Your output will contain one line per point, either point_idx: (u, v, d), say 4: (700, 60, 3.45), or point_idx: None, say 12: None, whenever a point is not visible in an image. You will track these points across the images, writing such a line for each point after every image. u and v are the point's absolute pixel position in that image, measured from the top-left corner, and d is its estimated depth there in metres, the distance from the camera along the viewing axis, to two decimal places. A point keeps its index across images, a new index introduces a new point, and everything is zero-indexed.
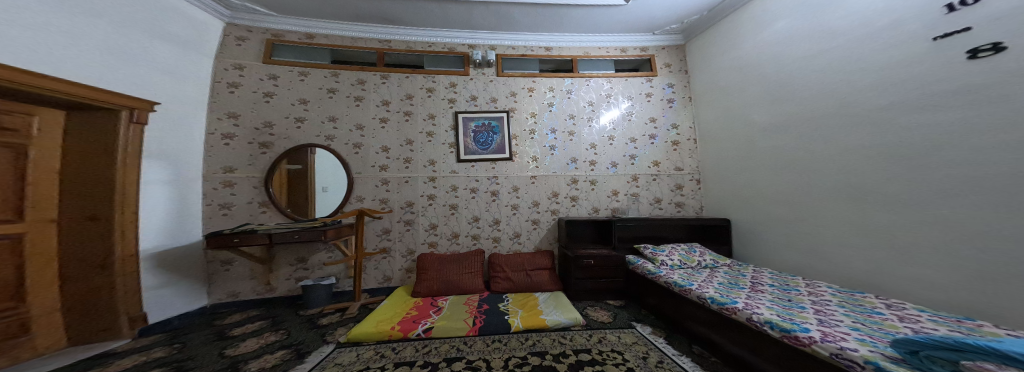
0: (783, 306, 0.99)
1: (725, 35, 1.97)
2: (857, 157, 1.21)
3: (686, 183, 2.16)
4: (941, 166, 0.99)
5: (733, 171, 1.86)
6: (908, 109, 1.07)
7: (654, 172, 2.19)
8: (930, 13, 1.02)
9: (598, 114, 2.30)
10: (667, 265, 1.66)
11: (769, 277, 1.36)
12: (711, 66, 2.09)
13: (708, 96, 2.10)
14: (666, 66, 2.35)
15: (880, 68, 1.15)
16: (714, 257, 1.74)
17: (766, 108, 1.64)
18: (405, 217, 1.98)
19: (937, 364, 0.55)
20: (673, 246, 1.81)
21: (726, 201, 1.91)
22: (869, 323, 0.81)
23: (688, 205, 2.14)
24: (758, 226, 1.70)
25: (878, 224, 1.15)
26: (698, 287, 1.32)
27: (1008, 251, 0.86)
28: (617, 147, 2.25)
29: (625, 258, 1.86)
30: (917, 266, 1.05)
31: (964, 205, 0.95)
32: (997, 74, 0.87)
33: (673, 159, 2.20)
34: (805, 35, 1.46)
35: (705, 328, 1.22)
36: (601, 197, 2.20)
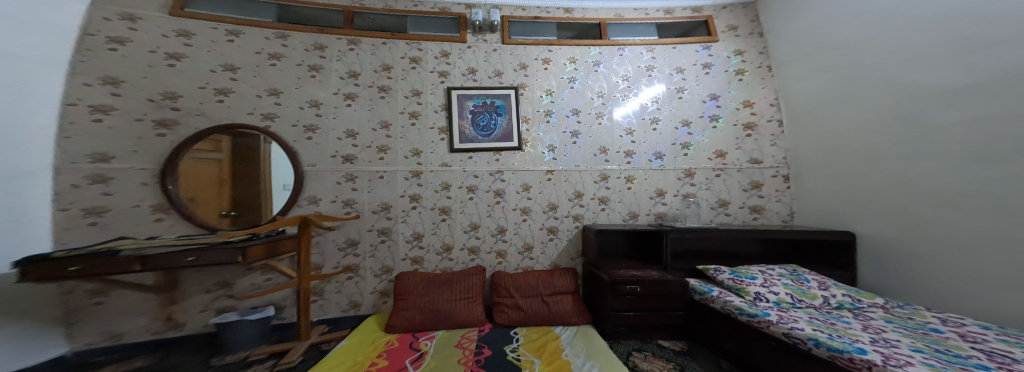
0: None
1: None
2: None
3: (767, 179, 1.62)
4: None
5: (857, 161, 1.29)
6: None
7: (716, 165, 1.65)
8: None
9: (635, 91, 1.75)
10: (769, 302, 1.09)
11: (993, 333, 0.76)
12: (810, 16, 1.50)
13: (810, 59, 1.51)
14: (730, 29, 1.78)
15: None
16: (851, 292, 1.11)
17: (919, 55, 1.06)
18: (381, 224, 1.53)
19: None
20: (765, 270, 1.25)
21: (842, 204, 1.35)
22: None
23: (769, 210, 1.60)
24: (903, 240, 1.13)
25: None
26: (886, 359, 0.69)
27: None
28: (664, 133, 1.70)
29: (687, 283, 1.27)
30: None
31: None
32: None
33: (746, 148, 1.66)
34: None
35: None
36: (643, 199, 1.63)
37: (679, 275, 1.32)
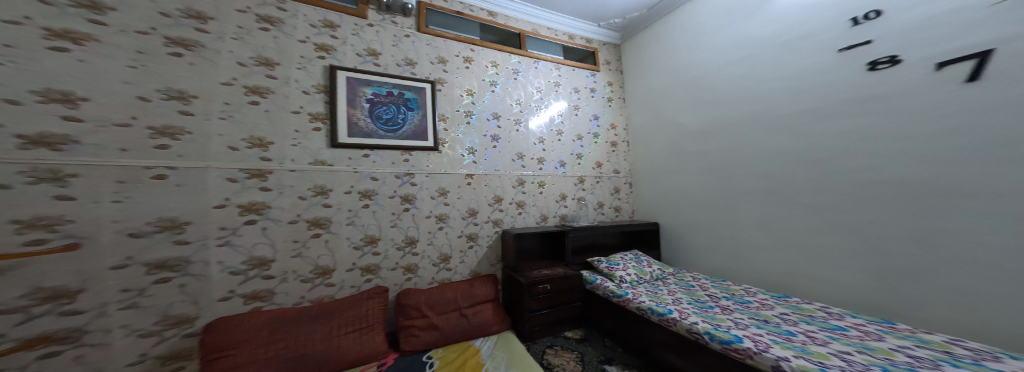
0: (779, 335, 0.97)
1: (652, 41, 2.10)
2: (773, 162, 1.38)
3: (621, 185, 2.20)
4: (847, 172, 1.14)
5: (660, 182, 2.00)
6: (820, 117, 1.22)
7: (597, 174, 2.06)
8: (839, 26, 1.18)
9: (545, 105, 1.89)
10: (626, 281, 1.52)
11: (712, 286, 1.50)
12: (646, 69, 2.13)
13: (640, 98, 2.17)
14: (605, 62, 2.30)
15: (803, 74, 1.29)
16: (660, 266, 1.76)
17: (697, 107, 1.75)
18: (156, 252, 0.99)
19: None
20: (623, 257, 1.73)
21: (655, 207, 2.03)
22: (869, 351, 0.83)
23: (624, 209, 2.20)
24: (680, 229, 1.87)
25: (779, 222, 1.37)
26: (680, 315, 1.14)
27: (899, 251, 1.02)
28: (565, 143, 1.93)
29: (582, 275, 1.57)
30: (824, 269, 1.22)
31: (859, 208, 1.11)
32: (887, 86, 1.04)
33: (613, 161, 2.17)
34: (732, 47, 1.59)
35: (677, 358, 1.11)
36: (551, 203, 1.82)
37: (576, 269, 1.60)
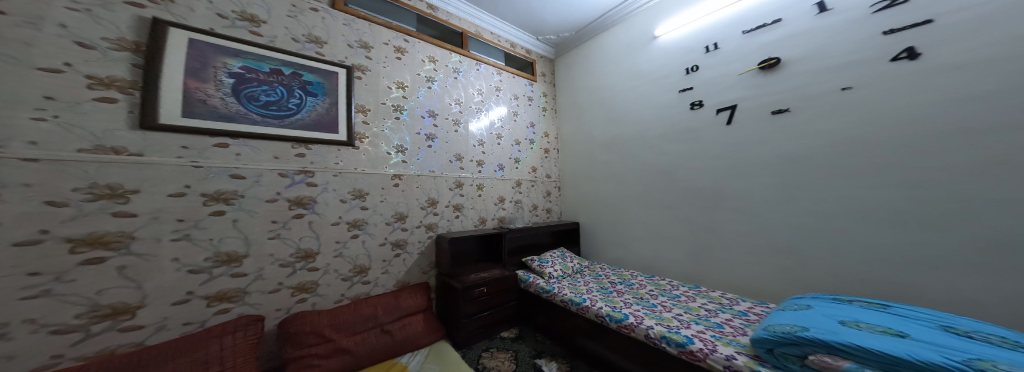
0: (647, 308, 1.33)
1: (574, 61, 2.50)
2: (645, 174, 1.88)
3: (553, 190, 2.40)
4: (681, 184, 1.70)
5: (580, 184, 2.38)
6: (667, 143, 1.78)
7: (532, 178, 2.18)
8: (676, 74, 1.76)
9: (487, 108, 1.92)
10: (553, 277, 1.65)
11: (612, 273, 1.90)
12: (569, 85, 2.53)
13: (568, 111, 2.50)
14: (543, 74, 2.51)
15: (662, 105, 1.82)
16: (580, 261, 2.06)
17: (608, 126, 2.16)
18: None
19: (789, 359, 0.78)
20: (553, 255, 1.86)
21: (578, 208, 2.34)
22: (692, 311, 1.26)
23: (555, 212, 2.44)
24: (596, 228, 2.21)
25: (648, 217, 1.86)
26: (591, 302, 1.33)
27: (703, 235, 1.59)
28: (503, 147, 1.98)
29: (517, 276, 1.62)
30: (671, 252, 1.74)
31: (687, 208, 1.66)
32: (693, 122, 1.66)
33: (546, 166, 2.36)
34: (620, 75, 2.11)
35: (591, 341, 1.29)
36: (490, 206, 1.84)
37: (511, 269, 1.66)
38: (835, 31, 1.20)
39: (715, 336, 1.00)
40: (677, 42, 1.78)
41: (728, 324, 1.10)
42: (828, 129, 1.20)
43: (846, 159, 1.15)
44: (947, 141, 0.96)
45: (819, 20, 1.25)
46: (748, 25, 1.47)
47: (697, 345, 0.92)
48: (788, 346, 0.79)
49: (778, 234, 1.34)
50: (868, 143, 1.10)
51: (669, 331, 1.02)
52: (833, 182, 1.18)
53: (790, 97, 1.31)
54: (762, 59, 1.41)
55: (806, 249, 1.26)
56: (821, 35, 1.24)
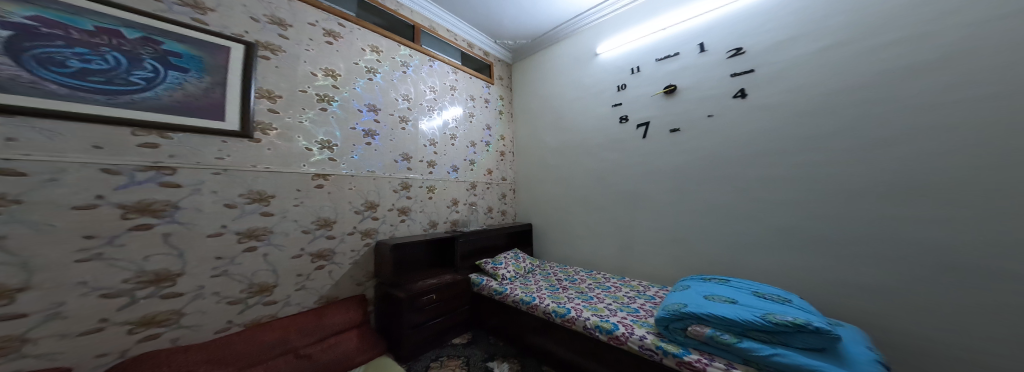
0: (587, 302, 1.91)
1: (534, 68, 3.05)
2: (585, 193, 2.55)
3: (506, 191, 2.83)
4: (609, 201, 2.35)
5: (538, 185, 2.90)
6: (600, 165, 2.43)
7: (488, 180, 2.54)
8: (611, 89, 2.37)
9: (439, 107, 2.21)
10: (506, 278, 2.02)
11: (559, 271, 2.48)
12: (531, 91, 3.11)
13: (522, 116, 3.11)
14: (498, 77, 3.17)
15: (600, 117, 2.44)
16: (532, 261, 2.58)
17: (559, 144, 2.80)
18: None
19: (677, 330, 1.24)
20: (507, 256, 2.30)
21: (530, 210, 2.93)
22: (616, 301, 1.83)
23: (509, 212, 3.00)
24: (547, 227, 2.82)
25: (588, 214, 2.49)
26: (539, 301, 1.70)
27: (621, 232, 2.26)
28: (447, 156, 2.23)
29: (470, 279, 1.87)
30: (601, 248, 2.38)
31: (611, 216, 2.33)
32: (616, 135, 2.32)
33: (500, 168, 2.72)
34: (572, 84, 2.67)
35: (545, 338, 1.70)
36: (438, 207, 2.13)
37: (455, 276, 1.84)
38: (703, 67, 1.86)
39: (632, 320, 1.46)
40: (613, 63, 2.38)
41: (642, 308, 1.66)
42: (690, 148, 1.89)
43: (694, 187, 1.86)
44: (753, 169, 1.65)
45: (701, 56, 1.87)
46: (658, 54, 2.10)
47: (619, 331, 1.34)
48: (678, 321, 1.25)
49: (658, 229, 2.04)
50: (702, 169, 1.84)
51: (600, 321, 1.43)
52: (684, 199, 1.90)
53: (681, 119, 1.94)
54: (666, 85, 2.04)
55: (678, 242, 1.93)
56: (699, 70, 1.87)
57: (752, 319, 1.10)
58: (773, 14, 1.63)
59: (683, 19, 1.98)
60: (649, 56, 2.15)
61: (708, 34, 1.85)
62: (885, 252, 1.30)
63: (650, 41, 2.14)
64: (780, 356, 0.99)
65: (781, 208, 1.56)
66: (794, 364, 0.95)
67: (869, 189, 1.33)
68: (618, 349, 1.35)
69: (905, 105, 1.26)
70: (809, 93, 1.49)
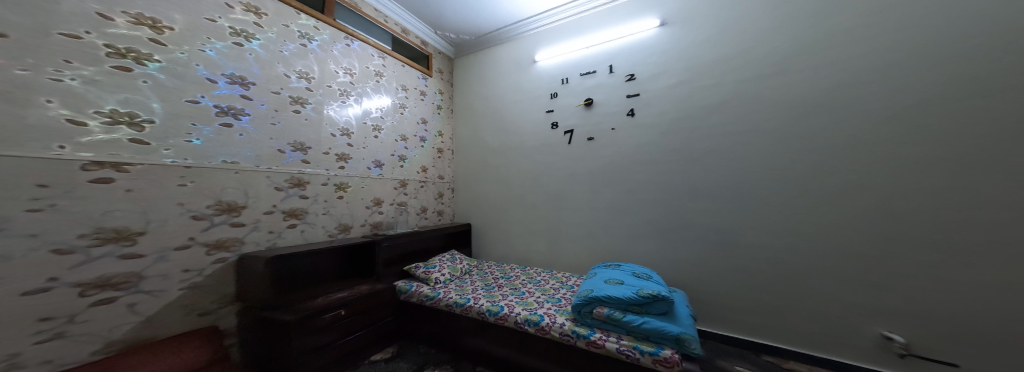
0: (518, 296, 1.99)
1: (477, 68, 3.33)
2: (519, 196, 2.87)
3: (445, 191, 3.10)
4: (539, 206, 2.75)
5: (478, 184, 3.13)
6: (532, 173, 2.80)
7: (421, 178, 2.78)
8: (545, 97, 2.78)
9: (361, 96, 2.23)
10: (439, 282, 2.02)
11: (496, 269, 2.57)
12: (472, 89, 3.32)
13: (463, 114, 3.35)
14: (438, 70, 3.25)
15: (533, 122, 2.84)
16: (468, 261, 2.59)
17: (498, 148, 3.05)
18: None
19: (586, 313, 1.66)
20: (442, 260, 2.29)
21: (468, 209, 3.16)
22: (543, 292, 2.07)
23: (446, 212, 3.13)
24: (486, 227, 3.06)
25: (522, 212, 2.85)
26: (473, 301, 1.87)
27: (549, 229, 2.68)
28: (363, 152, 2.24)
29: (396, 286, 1.93)
30: (535, 245, 2.76)
31: (541, 216, 2.74)
32: (544, 140, 2.76)
33: (439, 167, 3.03)
34: (512, 88, 3.01)
35: (475, 337, 1.83)
36: (359, 210, 2.19)
37: (365, 287, 1.71)
38: (608, 86, 2.46)
39: (556, 309, 1.81)
40: (547, 71, 2.80)
41: (563, 297, 1.97)
42: (603, 154, 2.45)
43: (602, 192, 2.44)
44: (636, 178, 2.28)
45: (610, 76, 2.45)
46: (580, 70, 2.61)
47: (545, 322, 1.63)
48: (587, 305, 1.67)
49: (577, 224, 2.54)
50: (607, 177, 2.42)
51: (529, 315, 1.70)
52: (596, 201, 2.46)
53: (595, 130, 2.50)
54: (586, 98, 2.56)
55: (592, 235, 2.47)
56: (606, 87, 2.47)
57: (632, 297, 1.57)
58: (656, 49, 2.26)
59: (601, 41, 2.52)
60: (575, 70, 2.64)
61: (615, 58, 2.45)
62: (704, 235, 2.01)
63: (577, 57, 2.64)
64: (645, 323, 1.47)
65: (652, 207, 2.21)
66: (652, 327, 1.43)
67: (695, 193, 2.05)
68: (543, 337, 1.64)
69: (710, 133, 2.02)
70: (667, 117, 2.18)
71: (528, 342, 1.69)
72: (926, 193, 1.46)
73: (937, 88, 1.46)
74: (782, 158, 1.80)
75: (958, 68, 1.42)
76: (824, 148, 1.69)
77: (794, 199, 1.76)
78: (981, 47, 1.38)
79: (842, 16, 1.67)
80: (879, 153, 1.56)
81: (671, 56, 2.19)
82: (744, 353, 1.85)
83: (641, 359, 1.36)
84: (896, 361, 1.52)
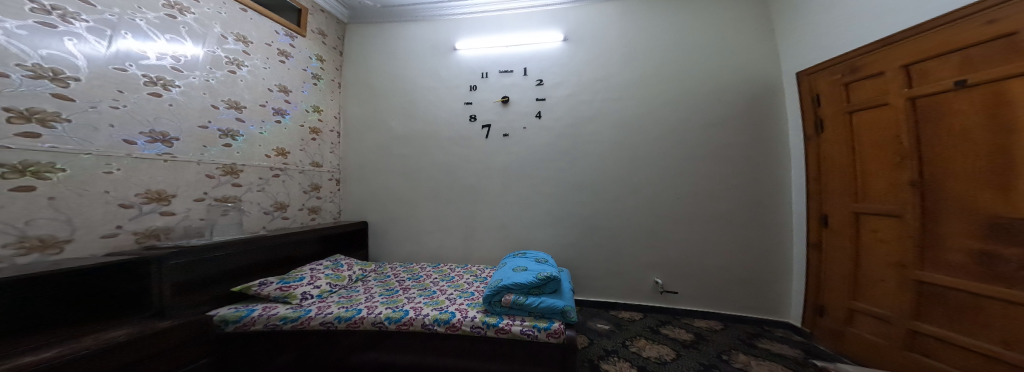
0: (428, 296, 1.77)
1: (379, 42, 2.85)
2: (427, 188, 2.62)
3: (322, 183, 2.63)
4: (448, 200, 2.59)
5: (376, 176, 2.71)
6: (444, 164, 2.61)
7: (278, 164, 2.24)
8: (461, 87, 2.64)
9: (138, 33, 1.49)
10: (311, 296, 1.65)
11: (402, 271, 2.21)
12: (370, 63, 2.85)
13: (355, 90, 2.85)
14: (317, 30, 2.62)
15: (443, 111, 2.65)
16: (361, 266, 2.17)
17: (405, 136, 2.69)
18: None
19: (494, 303, 1.63)
20: (318, 270, 1.89)
21: (362, 205, 2.73)
22: (456, 288, 1.92)
23: (325, 210, 2.65)
24: (387, 226, 2.67)
25: (433, 206, 2.60)
26: (366, 311, 1.55)
27: (461, 223, 2.56)
28: (104, 115, 1.36)
29: (215, 318, 1.44)
30: (447, 241, 2.57)
31: (452, 208, 2.58)
32: (457, 133, 2.61)
33: (313, 152, 2.54)
34: (426, 72, 2.72)
35: (366, 353, 1.51)
36: (99, 209, 1.35)
37: (117, 334, 1.10)
38: (518, 88, 2.55)
39: (468, 303, 1.71)
40: (467, 62, 2.66)
41: (476, 290, 1.89)
42: (517, 152, 2.52)
43: (511, 185, 2.51)
44: (541, 173, 2.48)
45: (524, 79, 2.55)
46: (500, 68, 2.60)
47: (455, 318, 1.50)
48: (496, 295, 1.65)
49: (491, 216, 2.53)
50: (516, 171, 2.51)
51: (439, 314, 1.54)
52: (509, 193, 2.51)
53: (509, 127, 2.54)
54: (502, 95, 2.57)
55: (504, 226, 2.51)
56: (518, 88, 2.55)
57: (531, 280, 1.66)
58: (559, 61, 2.53)
59: (516, 44, 2.59)
60: (494, 66, 2.60)
61: (529, 62, 2.55)
62: (584, 221, 2.44)
63: (496, 54, 2.61)
64: (542, 302, 1.59)
65: (551, 199, 2.47)
66: (546, 305, 1.56)
67: (577, 187, 2.45)
68: (453, 335, 1.50)
69: (592, 136, 2.44)
70: (562, 122, 2.49)
71: (436, 345, 1.51)
72: (693, 190, 2.33)
73: (711, 124, 2.32)
74: (629, 160, 2.39)
75: (720, 113, 2.32)
76: (645, 156, 2.38)
77: (630, 195, 2.39)
78: (722, 96, 2.32)
79: (671, 59, 2.40)
80: (664, 164, 2.36)
81: (572, 70, 2.50)
82: (599, 311, 2.40)
83: (539, 336, 1.46)
84: (657, 296, 2.39)
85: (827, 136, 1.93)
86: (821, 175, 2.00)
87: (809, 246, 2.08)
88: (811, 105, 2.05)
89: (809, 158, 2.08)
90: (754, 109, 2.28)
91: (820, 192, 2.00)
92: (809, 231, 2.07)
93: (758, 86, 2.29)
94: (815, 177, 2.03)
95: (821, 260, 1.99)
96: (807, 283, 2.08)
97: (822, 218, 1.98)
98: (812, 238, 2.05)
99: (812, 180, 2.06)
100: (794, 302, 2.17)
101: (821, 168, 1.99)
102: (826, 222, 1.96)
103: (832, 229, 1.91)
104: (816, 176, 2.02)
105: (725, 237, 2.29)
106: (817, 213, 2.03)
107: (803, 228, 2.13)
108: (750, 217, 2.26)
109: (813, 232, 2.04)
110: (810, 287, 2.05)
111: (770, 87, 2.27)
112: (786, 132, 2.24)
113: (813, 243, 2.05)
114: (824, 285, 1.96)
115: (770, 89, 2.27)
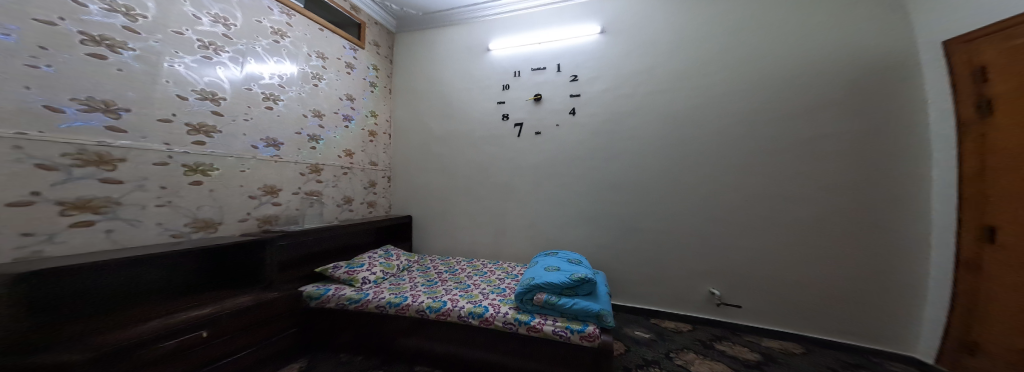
0: (463, 289, 1.91)
1: (421, 49, 3.05)
2: (465, 186, 2.76)
3: (378, 180, 3.00)
4: (482, 199, 2.69)
5: (422, 174, 2.96)
6: (482, 161, 2.69)
7: (346, 164, 2.64)
8: (494, 87, 2.66)
9: (257, 58, 1.90)
10: (369, 281, 1.95)
11: (441, 264, 2.42)
12: (411, 72, 3.08)
13: (403, 94, 3.12)
14: (373, 43, 2.93)
15: (477, 111, 2.72)
16: (405, 257, 2.45)
17: (450, 132, 2.84)
18: None
19: (524, 301, 1.67)
20: (374, 258, 2.21)
21: (410, 200, 3.03)
22: (489, 283, 2.02)
23: (379, 204, 3.04)
24: (431, 220, 2.92)
25: (472, 202, 2.73)
26: (411, 298, 1.76)
27: (495, 220, 2.64)
28: (240, 125, 1.81)
29: (303, 293, 1.82)
30: (483, 236, 2.69)
31: (486, 206, 2.67)
32: (490, 132, 2.66)
33: (371, 154, 2.92)
34: (460, 76, 2.82)
35: (410, 339, 1.72)
36: (237, 198, 1.81)
37: (242, 300, 1.48)
38: (551, 84, 2.45)
39: (500, 299, 1.79)
40: (501, 60, 2.65)
41: (507, 287, 1.96)
42: (551, 149, 2.45)
43: (542, 185, 2.47)
44: (574, 172, 2.37)
45: (557, 75, 2.43)
46: (533, 65, 2.52)
47: (488, 313, 1.60)
48: (528, 293, 1.68)
49: (525, 215, 2.54)
50: (552, 168, 2.45)
51: (473, 307, 1.65)
52: (541, 192, 2.48)
53: (540, 124, 2.47)
54: (535, 93, 2.50)
55: (539, 224, 2.50)
56: (550, 85, 2.45)
57: (564, 281, 1.63)
58: (594, 54, 2.32)
59: (549, 39, 2.46)
60: (527, 64, 2.54)
61: (561, 58, 2.42)
62: (620, 223, 2.27)
63: (529, 51, 2.54)
64: (576, 304, 1.56)
65: (588, 197, 2.34)
66: (580, 307, 1.53)
67: (615, 185, 2.27)
68: (483, 329, 1.61)
69: (637, 130, 2.20)
70: (597, 118, 2.31)
71: (468, 338, 1.63)
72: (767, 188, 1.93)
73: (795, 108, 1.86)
74: (683, 156, 2.10)
75: (808, 93, 1.84)
76: (701, 150, 2.05)
77: (681, 195, 2.11)
78: (815, 70, 1.83)
79: (741, 34, 1.98)
80: (723, 161, 2.00)
81: (608, 64, 2.28)
82: (637, 317, 2.24)
83: (573, 338, 1.44)
84: (712, 308, 2.10)
85: (991, 120, 1.36)
86: (979, 171, 1.44)
87: (959, 265, 1.54)
88: (968, 82, 1.45)
89: (964, 147, 1.50)
90: (869, 83, 1.74)
91: (977, 194, 1.44)
92: (961, 245, 1.52)
93: (877, 53, 1.73)
94: (972, 172, 1.47)
95: (973, 287, 1.46)
96: (950, 313, 1.55)
97: (980, 231, 1.43)
98: (962, 257, 1.51)
99: (968, 177, 1.49)
100: (930, 336, 1.65)
101: (982, 160, 1.42)
102: (985, 236, 1.41)
103: (993, 248, 1.38)
104: (974, 173, 1.46)
105: (812, 245, 1.86)
106: (970, 224, 1.48)
107: (950, 240, 1.58)
108: (858, 222, 1.78)
109: (964, 249, 1.50)
110: (955, 320, 1.53)
111: (893, 57, 1.70)
112: (924, 110, 1.66)
113: (964, 260, 1.51)
114: (973, 318, 1.44)
115: (898, 54, 1.70)
